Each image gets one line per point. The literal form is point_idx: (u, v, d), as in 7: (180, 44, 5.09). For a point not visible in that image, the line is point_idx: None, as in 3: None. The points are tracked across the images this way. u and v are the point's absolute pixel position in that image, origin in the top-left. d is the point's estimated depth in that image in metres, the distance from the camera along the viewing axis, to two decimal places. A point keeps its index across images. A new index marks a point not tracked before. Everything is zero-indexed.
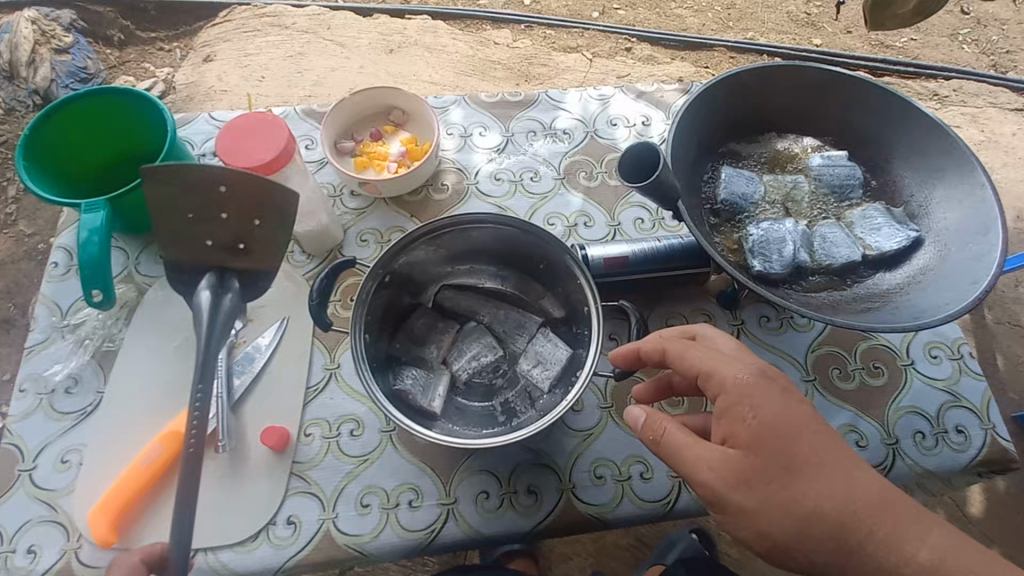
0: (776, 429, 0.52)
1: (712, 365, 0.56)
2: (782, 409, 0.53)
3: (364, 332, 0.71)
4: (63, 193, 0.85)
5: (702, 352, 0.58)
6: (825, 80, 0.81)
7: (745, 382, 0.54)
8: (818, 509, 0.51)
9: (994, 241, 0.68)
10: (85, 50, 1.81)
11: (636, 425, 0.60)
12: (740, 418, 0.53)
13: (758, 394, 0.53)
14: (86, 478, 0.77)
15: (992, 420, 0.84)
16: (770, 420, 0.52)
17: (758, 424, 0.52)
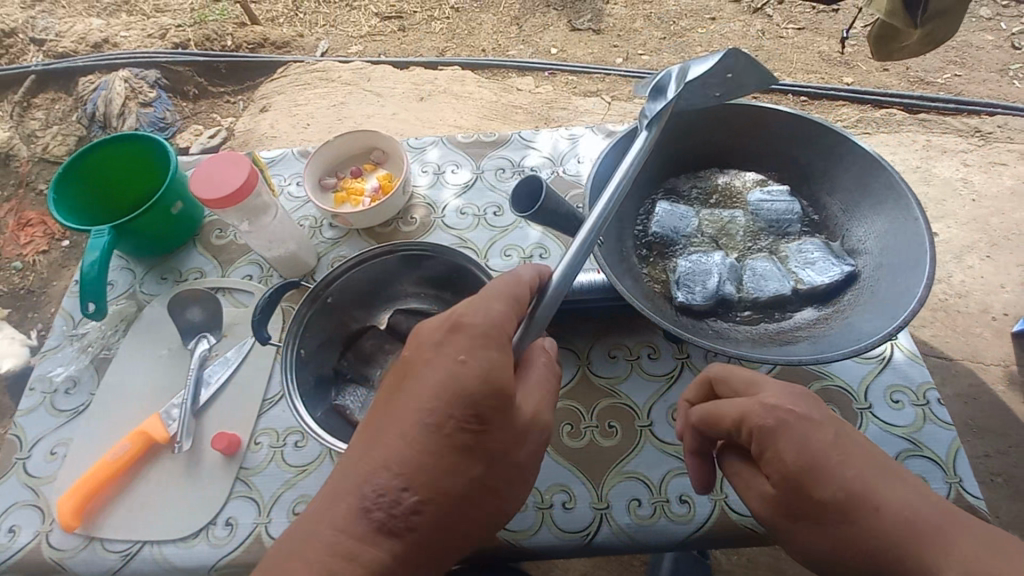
0: (809, 468, 0.51)
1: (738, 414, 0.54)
2: (807, 446, 0.51)
3: (301, 346, 0.79)
4: (85, 221, 1.00)
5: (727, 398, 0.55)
6: (768, 119, 0.82)
7: (769, 421, 0.52)
8: (865, 543, 0.49)
9: (921, 276, 0.66)
10: (165, 103, 2.09)
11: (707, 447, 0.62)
12: (770, 459, 0.52)
13: (787, 433, 0.51)
14: (66, 469, 0.88)
15: (959, 473, 0.77)
16: (807, 461, 0.51)
17: (789, 470, 0.51)
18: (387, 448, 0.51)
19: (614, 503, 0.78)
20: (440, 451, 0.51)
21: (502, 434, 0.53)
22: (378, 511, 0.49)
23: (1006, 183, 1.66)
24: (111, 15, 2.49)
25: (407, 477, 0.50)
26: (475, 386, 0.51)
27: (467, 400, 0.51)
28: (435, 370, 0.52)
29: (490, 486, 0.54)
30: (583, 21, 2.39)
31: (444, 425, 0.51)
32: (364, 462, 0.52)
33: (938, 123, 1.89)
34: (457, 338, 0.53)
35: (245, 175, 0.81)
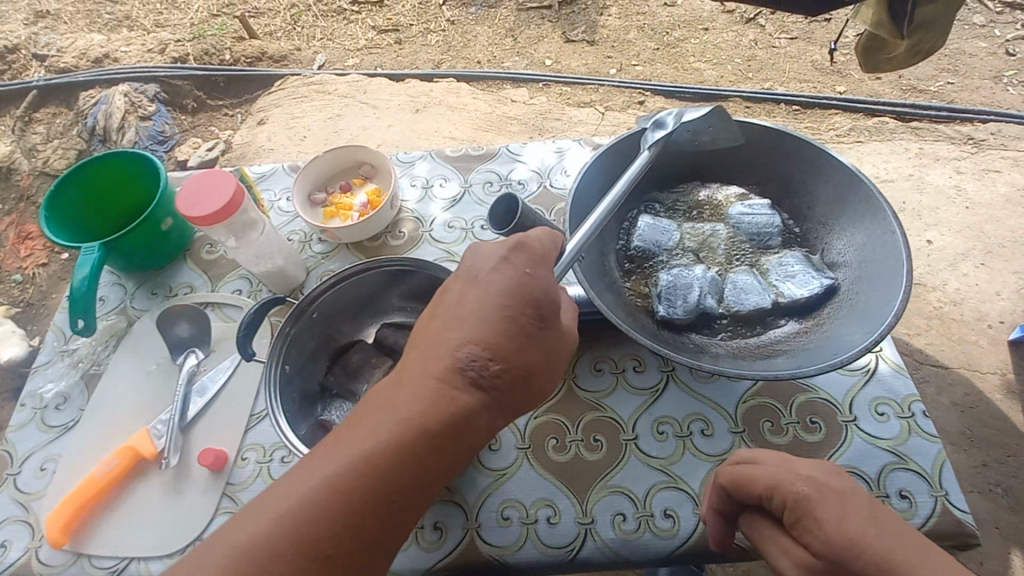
0: (843, 536, 0.45)
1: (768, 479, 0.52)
2: (847, 517, 0.45)
3: (285, 362, 0.78)
4: (75, 237, 1.01)
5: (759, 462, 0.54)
6: (748, 134, 0.83)
7: (794, 488, 0.49)
8: None
9: (899, 289, 0.66)
10: (164, 117, 2.11)
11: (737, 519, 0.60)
12: (802, 526, 0.48)
13: (813, 497, 0.48)
14: (54, 485, 0.88)
15: (945, 486, 0.77)
16: (844, 536, 0.45)
17: (826, 541, 0.45)
18: (457, 334, 0.55)
19: (599, 518, 0.78)
20: (506, 341, 0.55)
21: (556, 336, 0.58)
22: (450, 385, 0.53)
23: (1000, 190, 1.66)
24: (111, 30, 2.52)
25: (479, 360, 0.54)
26: (540, 287, 0.57)
27: (532, 300, 0.56)
28: (505, 272, 0.57)
29: (541, 380, 0.58)
30: (577, 33, 2.41)
31: (518, 318, 0.55)
32: (434, 348, 0.55)
33: (931, 131, 1.89)
34: (519, 254, 0.58)
35: (231, 193, 0.82)
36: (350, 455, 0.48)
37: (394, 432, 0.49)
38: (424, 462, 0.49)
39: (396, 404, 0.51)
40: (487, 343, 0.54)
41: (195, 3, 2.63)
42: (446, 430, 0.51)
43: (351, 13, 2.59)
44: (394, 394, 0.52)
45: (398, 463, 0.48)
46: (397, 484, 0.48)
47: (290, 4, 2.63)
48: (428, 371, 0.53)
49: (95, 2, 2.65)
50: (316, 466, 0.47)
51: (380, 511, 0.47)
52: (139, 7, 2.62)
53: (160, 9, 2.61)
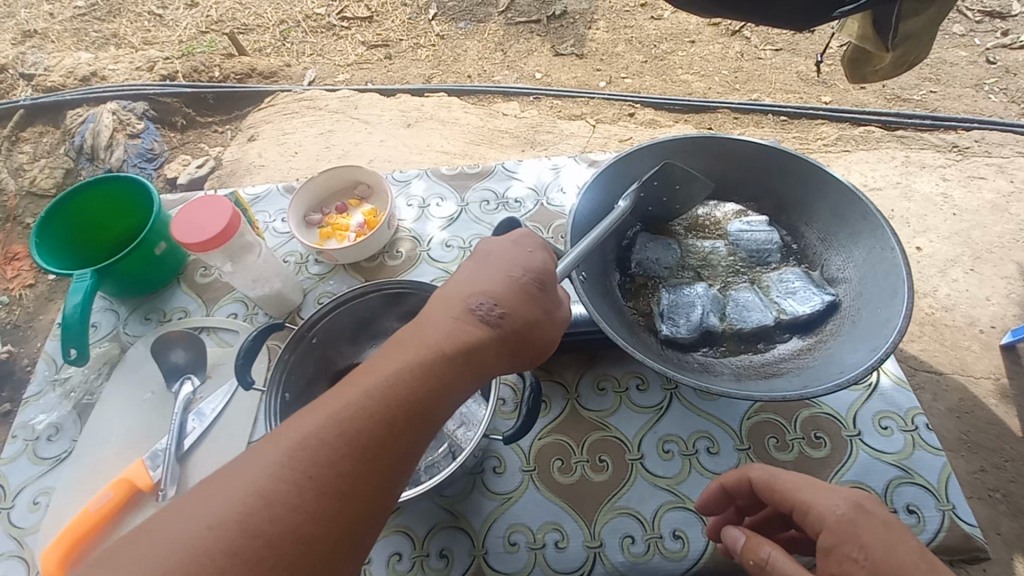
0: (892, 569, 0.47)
1: (808, 497, 0.55)
2: (889, 544, 0.49)
3: (284, 390, 0.77)
4: (66, 262, 1.00)
5: (795, 479, 0.57)
6: (744, 152, 0.84)
7: (843, 515, 0.52)
8: None
9: (900, 307, 0.66)
10: (153, 134, 2.09)
11: (735, 549, 0.58)
12: (848, 556, 0.50)
13: (867, 528, 0.50)
14: (48, 520, 0.85)
15: (951, 500, 0.77)
16: (886, 561, 0.48)
17: (871, 565, 0.48)
18: (468, 290, 0.60)
19: (607, 541, 0.77)
20: (513, 294, 0.60)
21: (554, 298, 0.63)
22: (463, 325, 0.56)
23: (986, 197, 1.69)
24: (99, 48, 2.51)
25: (487, 305, 0.58)
26: (541, 260, 0.63)
27: (534, 265, 0.62)
28: (513, 247, 0.64)
29: (544, 331, 0.61)
30: (566, 46, 2.43)
31: (519, 279, 0.61)
32: (448, 299, 0.59)
33: (916, 139, 1.92)
34: (524, 239, 0.65)
35: (228, 216, 0.82)
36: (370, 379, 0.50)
37: (410, 360, 0.52)
38: (438, 387, 0.51)
39: (413, 341, 0.54)
40: (495, 294, 0.59)
41: (184, 20, 2.62)
42: (459, 360, 0.53)
43: (341, 29, 2.59)
44: (410, 335, 0.55)
45: (414, 386, 0.50)
46: (414, 405, 0.50)
47: (279, 20, 2.63)
48: (441, 317, 0.57)
49: (82, 20, 2.63)
50: (339, 391, 0.49)
51: (397, 429, 0.48)
52: (127, 25, 2.61)
53: (148, 26, 2.60)
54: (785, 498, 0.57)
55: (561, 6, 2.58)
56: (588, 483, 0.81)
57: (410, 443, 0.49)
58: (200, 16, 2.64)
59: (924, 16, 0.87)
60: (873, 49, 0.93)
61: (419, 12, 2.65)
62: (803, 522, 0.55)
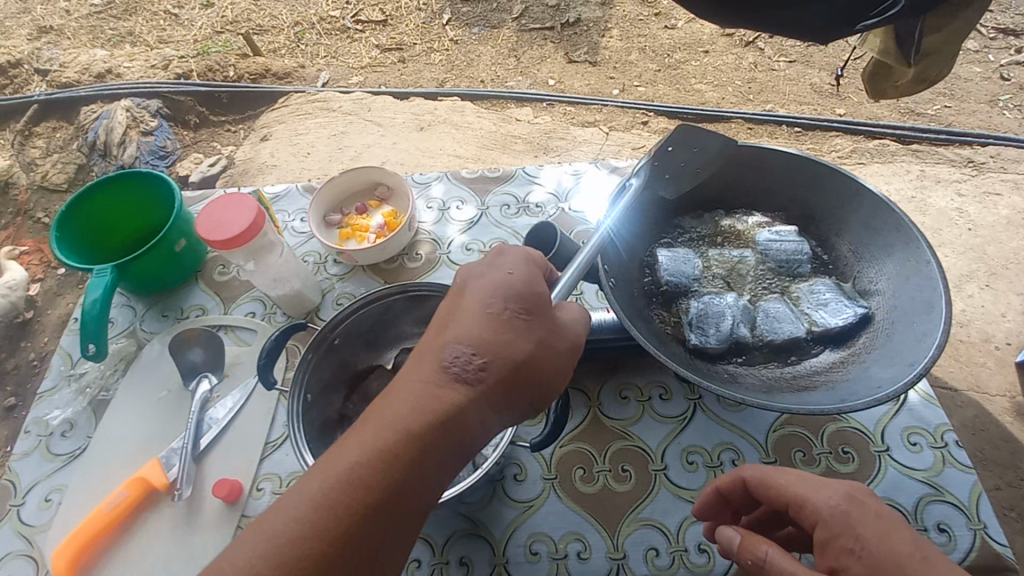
0: (892, 559, 0.47)
1: (804, 492, 0.54)
2: (888, 536, 0.48)
3: (306, 391, 0.76)
4: (83, 258, 0.99)
5: (789, 476, 0.56)
6: (766, 161, 0.85)
7: (840, 508, 0.51)
8: None
9: (938, 321, 0.68)
10: (166, 132, 2.08)
11: (730, 548, 0.56)
12: (847, 549, 0.49)
13: (864, 520, 0.50)
14: (60, 519, 0.84)
15: (983, 518, 0.76)
16: (886, 553, 0.47)
17: (869, 558, 0.47)
18: (444, 336, 0.55)
19: (631, 553, 0.75)
20: (494, 332, 0.55)
21: (546, 324, 0.57)
22: (437, 388, 0.52)
23: (1002, 213, 1.67)
24: (114, 46, 2.51)
25: (463, 356, 0.53)
26: (522, 281, 0.57)
27: (515, 290, 0.56)
28: (491, 272, 0.58)
29: (538, 369, 0.55)
30: (580, 54, 2.43)
31: (500, 313, 0.56)
32: (424, 357, 0.55)
33: (931, 153, 1.91)
34: (502, 259, 0.59)
35: (252, 216, 0.81)
36: (324, 476, 0.47)
37: (372, 449, 0.48)
38: (403, 472, 0.48)
39: (377, 418, 0.51)
40: (472, 338, 0.54)
41: (199, 20, 2.63)
42: (428, 435, 0.50)
43: (355, 32, 2.60)
44: (379, 410, 0.52)
45: (375, 477, 0.47)
46: (375, 500, 0.47)
47: (294, 22, 2.64)
48: (414, 378, 0.53)
49: (98, 18, 2.64)
50: (295, 490, 0.47)
51: (355, 532, 0.46)
52: (142, 23, 2.62)
53: (163, 25, 2.61)
54: (781, 495, 0.56)
55: (574, 13, 2.58)
56: (611, 494, 0.80)
57: (373, 543, 0.46)
58: (216, 16, 2.65)
59: (945, 31, 0.83)
60: (893, 63, 0.91)
61: (432, 16, 2.65)
62: (798, 518, 0.54)
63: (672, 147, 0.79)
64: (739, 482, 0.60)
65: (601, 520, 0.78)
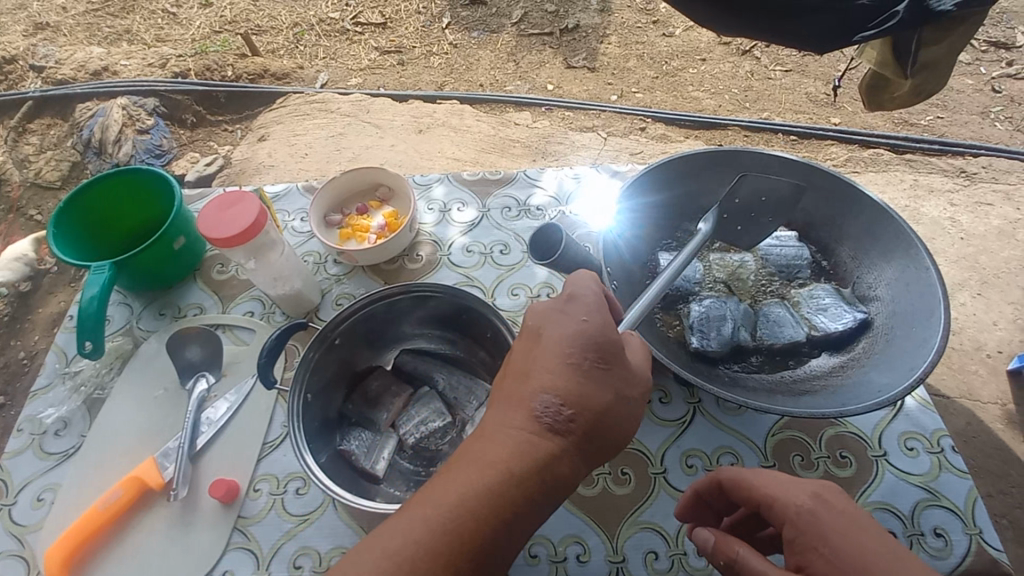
0: (854, 558, 0.47)
1: (772, 492, 0.53)
2: (851, 533, 0.49)
3: (306, 391, 0.75)
4: (80, 254, 0.98)
5: (758, 475, 0.56)
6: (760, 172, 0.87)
7: (807, 508, 0.51)
8: None
9: (937, 326, 0.69)
10: (162, 130, 2.07)
11: (705, 549, 0.57)
12: (813, 548, 0.49)
13: (829, 520, 0.50)
14: (53, 518, 0.83)
15: (978, 524, 0.76)
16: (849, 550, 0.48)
17: (833, 556, 0.48)
18: (530, 382, 0.55)
19: (630, 556, 0.75)
20: (579, 383, 0.54)
21: (627, 372, 0.56)
22: (530, 435, 0.53)
23: (994, 222, 1.67)
24: (111, 44, 2.50)
25: (553, 407, 0.53)
26: (602, 329, 0.56)
27: (597, 339, 0.55)
28: (566, 316, 0.57)
29: (621, 417, 0.55)
30: (578, 59, 2.44)
31: (581, 362, 0.55)
32: (512, 398, 0.55)
33: (923, 163, 1.93)
34: (575, 302, 0.58)
35: (256, 214, 0.80)
36: (422, 520, 0.49)
37: (472, 495, 0.49)
38: (499, 521, 0.49)
39: (475, 460, 0.52)
40: (560, 388, 0.53)
41: (198, 19, 2.62)
42: (526, 480, 0.51)
43: (355, 34, 2.60)
44: (471, 453, 0.53)
45: (472, 525, 0.48)
46: (474, 548, 0.48)
47: (293, 23, 2.64)
48: (505, 425, 0.54)
49: (95, 15, 2.63)
50: (392, 532, 0.48)
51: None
52: (140, 22, 2.61)
53: (161, 24, 2.60)
54: (751, 495, 0.55)
55: (573, 20, 2.60)
56: (610, 497, 0.80)
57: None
58: (215, 16, 2.64)
59: (943, 45, 0.83)
60: (891, 76, 0.92)
61: (432, 20, 2.66)
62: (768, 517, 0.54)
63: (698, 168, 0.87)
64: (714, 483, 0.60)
65: (600, 524, 0.78)
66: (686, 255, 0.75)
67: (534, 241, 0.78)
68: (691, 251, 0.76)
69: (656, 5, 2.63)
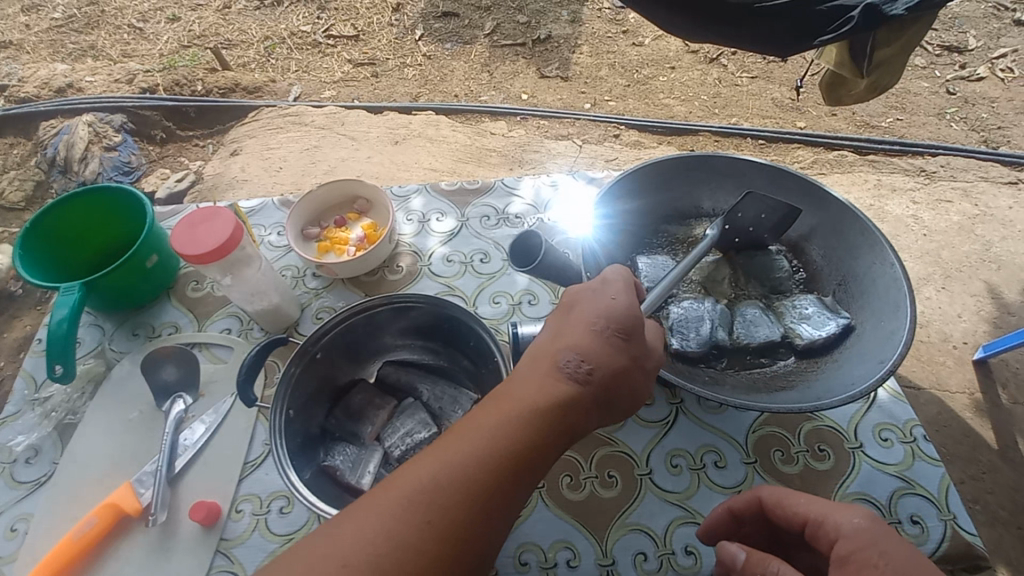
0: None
1: (824, 510, 0.56)
2: (905, 554, 0.50)
3: (287, 408, 0.74)
4: (47, 276, 0.96)
5: (806, 499, 0.58)
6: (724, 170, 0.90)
7: (863, 527, 0.53)
8: None
9: (903, 320, 0.72)
10: (130, 147, 2.04)
11: (734, 565, 0.57)
12: (872, 564, 0.50)
13: (883, 539, 0.51)
14: (25, 549, 0.80)
15: (952, 510, 0.79)
16: (907, 566, 0.49)
17: (892, 570, 0.49)
18: (556, 343, 0.58)
19: (619, 558, 0.76)
20: (598, 346, 0.57)
21: (642, 342, 0.59)
22: (552, 382, 0.55)
23: (953, 218, 1.74)
24: (75, 60, 2.44)
25: (575, 360, 0.56)
26: (623, 306, 0.59)
27: (617, 312, 0.58)
28: (594, 295, 0.61)
29: (631, 382, 0.58)
30: (551, 69, 2.47)
31: (602, 328, 0.58)
32: (537, 355, 0.58)
33: (884, 164, 2.00)
34: (606, 285, 0.61)
35: (230, 230, 0.79)
36: (436, 467, 0.49)
37: (489, 447, 0.50)
38: (519, 454, 0.51)
39: (502, 399, 0.54)
40: (583, 347, 0.57)
41: (165, 34, 2.58)
42: (546, 419, 0.53)
43: (327, 47, 2.59)
44: (488, 407, 0.54)
45: (486, 475, 0.49)
46: (486, 496, 0.48)
47: (264, 36, 2.62)
48: (526, 380, 0.56)
49: (59, 32, 2.57)
50: (418, 469, 0.49)
51: (467, 526, 0.47)
52: (105, 37, 2.55)
53: (127, 39, 2.55)
54: (798, 515, 0.57)
55: (545, 30, 2.63)
56: (597, 501, 0.80)
57: (481, 541, 0.47)
58: (183, 31, 2.60)
59: (895, 45, 0.87)
60: (848, 75, 0.94)
61: (405, 32, 2.66)
62: (817, 538, 0.56)
63: (666, 173, 0.90)
64: (754, 501, 0.62)
65: (588, 525, 0.78)
66: (678, 268, 0.76)
67: (514, 248, 0.76)
68: (687, 263, 0.77)
69: (625, 15, 2.68)
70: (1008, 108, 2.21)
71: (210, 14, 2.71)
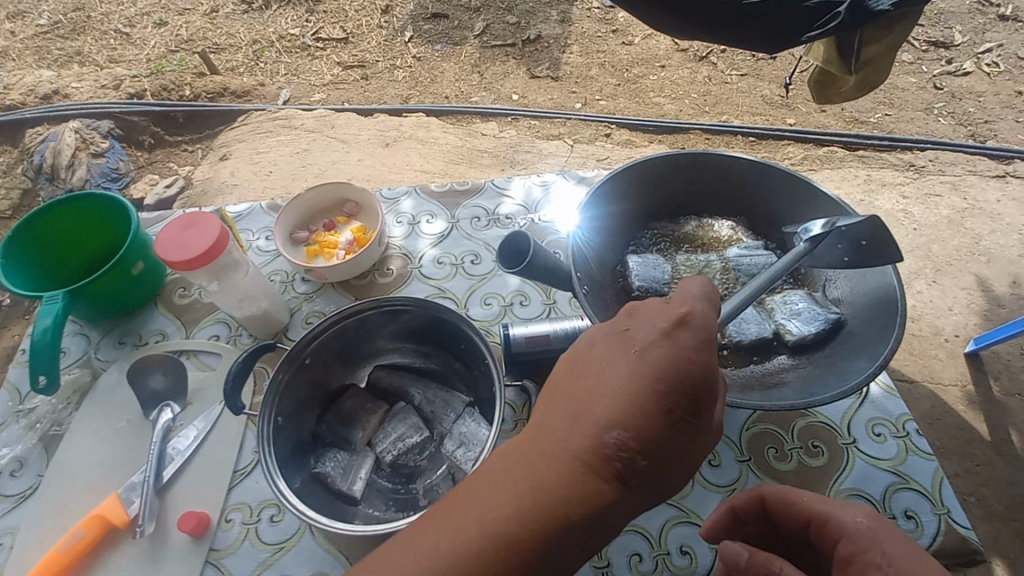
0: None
1: (826, 509, 0.55)
2: (909, 551, 0.49)
3: (276, 415, 0.73)
4: (31, 284, 0.94)
5: (808, 496, 0.57)
6: (714, 166, 0.90)
7: (866, 525, 0.52)
8: None
9: (894, 316, 0.72)
10: (118, 154, 2.02)
11: (737, 565, 0.56)
12: (874, 564, 0.49)
13: (887, 537, 0.51)
14: (10, 564, 0.78)
15: (947, 504, 0.79)
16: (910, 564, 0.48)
17: (895, 570, 0.48)
18: (603, 403, 0.48)
19: (614, 559, 0.75)
20: (652, 418, 0.47)
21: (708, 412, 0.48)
22: (590, 455, 0.46)
23: (943, 212, 1.74)
24: (62, 66, 2.42)
25: (622, 436, 0.46)
26: (692, 366, 0.48)
27: (682, 374, 0.47)
28: (656, 343, 0.49)
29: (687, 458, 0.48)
30: (542, 69, 2.47)
31: (665, 395, 0.47)
32: (578, 413, 0.49)
33: (874, 159, 2.00)
34: (677, 327, 0.50)
35: (216, 234, 0.78)
36: (437, 544, 0.44)
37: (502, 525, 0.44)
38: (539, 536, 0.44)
39: (528, 466, 0.47)
40: (635, 417, 0.47)
41: (152, 39, 2.56)
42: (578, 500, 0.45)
43: (316, 50, 2.57)
44: (506, 473, 0.47)
45: (488, 564, 0.43)
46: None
47: (252, 40, 2.60)
48: (560, 446, 0.47)
49: (44, 38, 2.54)
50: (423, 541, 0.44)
51: None
52: (91, 43, 2.53)
53: (114, 44, 2.53)
54: (801, 512, 0.57)
55: (535, 31, 2.63)
56: None
57: None
58: (170, 35, 2.58)
59: (884, 40, 0.86)
60: (836, 72, 0.94)
61: (394, 33, 2.65)
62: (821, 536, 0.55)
63: (656, 171, 0.89)
64: (756, 498, 0.62)
65: None
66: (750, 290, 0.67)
67: (504, 248, 0.76)
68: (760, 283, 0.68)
69: (614, 15, 2.68)
70: (995, 102, 2.23)
71: (198, 18, 2.69)
